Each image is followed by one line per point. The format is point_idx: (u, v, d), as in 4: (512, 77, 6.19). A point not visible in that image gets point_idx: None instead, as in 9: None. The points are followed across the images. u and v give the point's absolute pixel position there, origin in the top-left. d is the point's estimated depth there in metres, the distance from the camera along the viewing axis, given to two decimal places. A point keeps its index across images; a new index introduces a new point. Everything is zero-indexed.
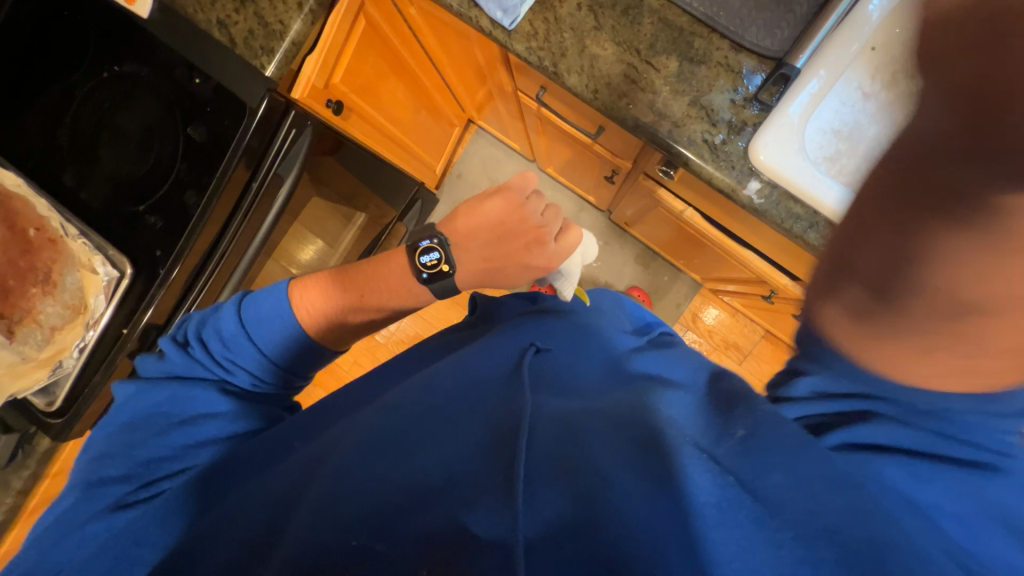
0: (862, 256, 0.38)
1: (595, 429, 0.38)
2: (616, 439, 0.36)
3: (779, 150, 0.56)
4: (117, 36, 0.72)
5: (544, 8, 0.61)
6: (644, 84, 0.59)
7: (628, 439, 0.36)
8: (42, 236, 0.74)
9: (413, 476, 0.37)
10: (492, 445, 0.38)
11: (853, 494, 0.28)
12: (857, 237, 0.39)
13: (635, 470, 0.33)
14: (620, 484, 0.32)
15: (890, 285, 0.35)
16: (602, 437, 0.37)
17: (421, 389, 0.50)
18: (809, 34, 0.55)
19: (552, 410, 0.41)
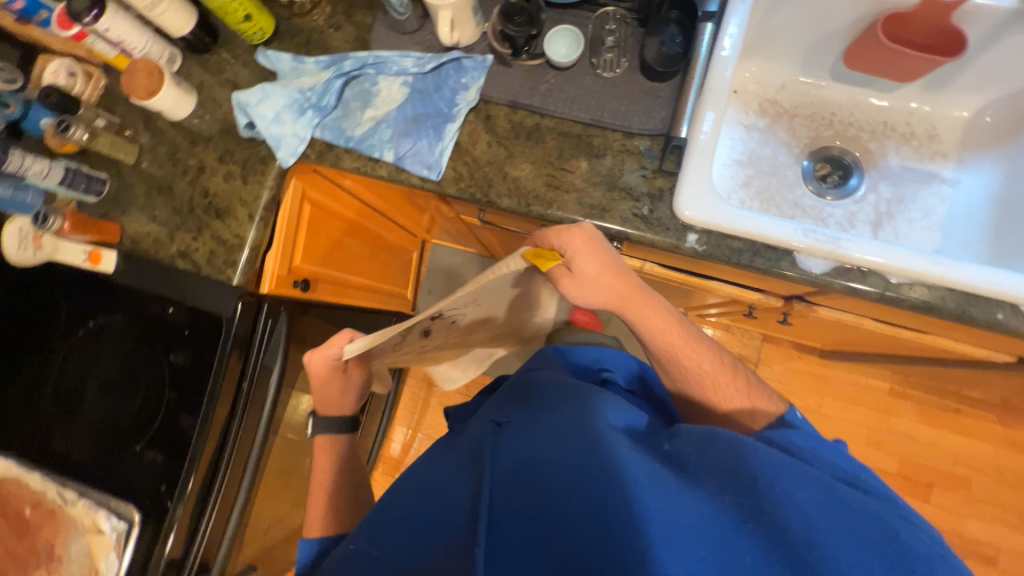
0: (660, 330, 0.63)
1: (543, 456, 0.44)
2: (561, 463, 0.43)
3: (699, 203, 0.62)
4: (87, 295, 0.76)
5: (462, 155, 0.70)
6: (566, 186, 0.67)
7: (570, 460, 0.43)
8: (38, 511, 0.71)
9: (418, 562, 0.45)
10: (464, 502, 0.45)
11: (763, 504, 0.38)
12: (660, 322, 0.63)
13: (579, 495, 0.41)
14: (567, 511, 0.41)
15: (668, 346, 0.63)
16: (546, 460, 0.44)
17: (408, 467, 0.55)
18: (680, 109, 0.64)
19: (512, 465, 0.45)
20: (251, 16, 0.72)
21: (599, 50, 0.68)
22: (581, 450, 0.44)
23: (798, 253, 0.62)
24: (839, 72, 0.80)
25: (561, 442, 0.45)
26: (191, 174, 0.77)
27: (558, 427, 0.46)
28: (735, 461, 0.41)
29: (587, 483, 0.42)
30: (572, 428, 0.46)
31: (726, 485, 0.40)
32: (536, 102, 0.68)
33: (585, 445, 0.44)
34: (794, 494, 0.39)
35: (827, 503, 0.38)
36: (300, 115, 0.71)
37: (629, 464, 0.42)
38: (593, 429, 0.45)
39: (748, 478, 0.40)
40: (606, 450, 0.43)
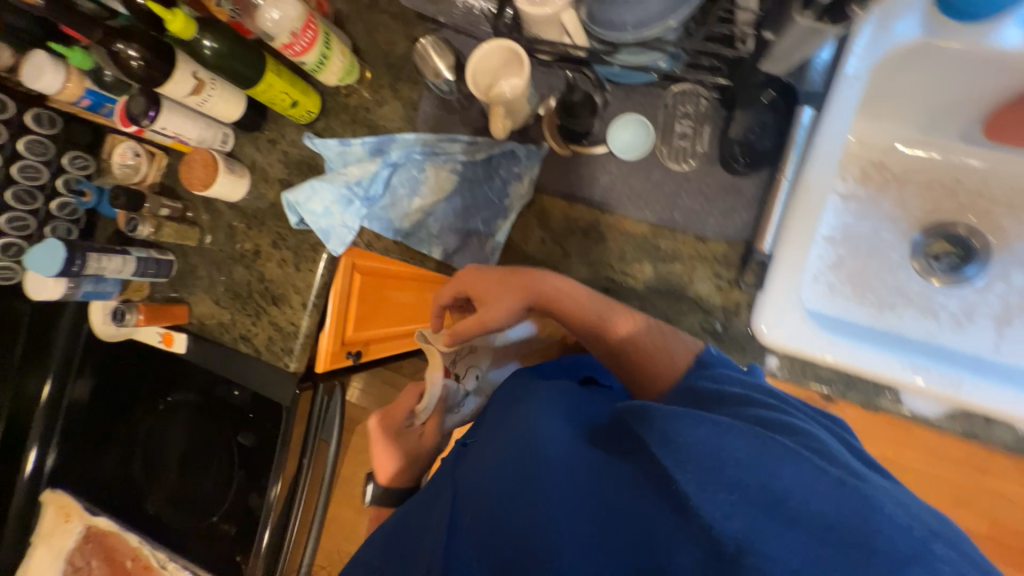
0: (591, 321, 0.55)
1: (486, 467, 0.42)
2: (506, 467, 0.40)
3: (787, 326, 0.54)
4: (164, 371, 0.82)
5: (513, 252, 0.66)
6: (628, 293, 0.61)
7: (509, 471, 0.40)
8: (139, 563, 0.81)
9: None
10: (427, 533, 0.41)
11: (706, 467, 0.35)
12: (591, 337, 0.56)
13: (519, 499, 0.38)
14: (509, 521, 0.37)
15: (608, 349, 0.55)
16: (491, 472, 0.41)
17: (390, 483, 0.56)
18: (766, 215, 0.55)
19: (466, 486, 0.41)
20: (298, 102, 0.69)
21: (670, 137, 0.59)
22: (525, 458, 0.40)
23: (903, 391, 0.54)
24: (972, 134, 0.65)
25: (506, 449, 0.42)
26: (248, 259, 0.78)
27: (500, 437, 0.45)
28: (701, 455, 0.35)
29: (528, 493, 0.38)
30: (512, 434, 0.43)
31: (680, 463, 0.35)
32: (596, 197, 0.62)
33: (527, 447, 0.41)
34: (735, 451, 0.35)
35: (778, 465, 0.34)
36: (348, 205, 0.68)
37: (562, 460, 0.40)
38: (528, 436, 0.43)
39: (708, 460, 0.35)
40: (539, 446, 0.41)
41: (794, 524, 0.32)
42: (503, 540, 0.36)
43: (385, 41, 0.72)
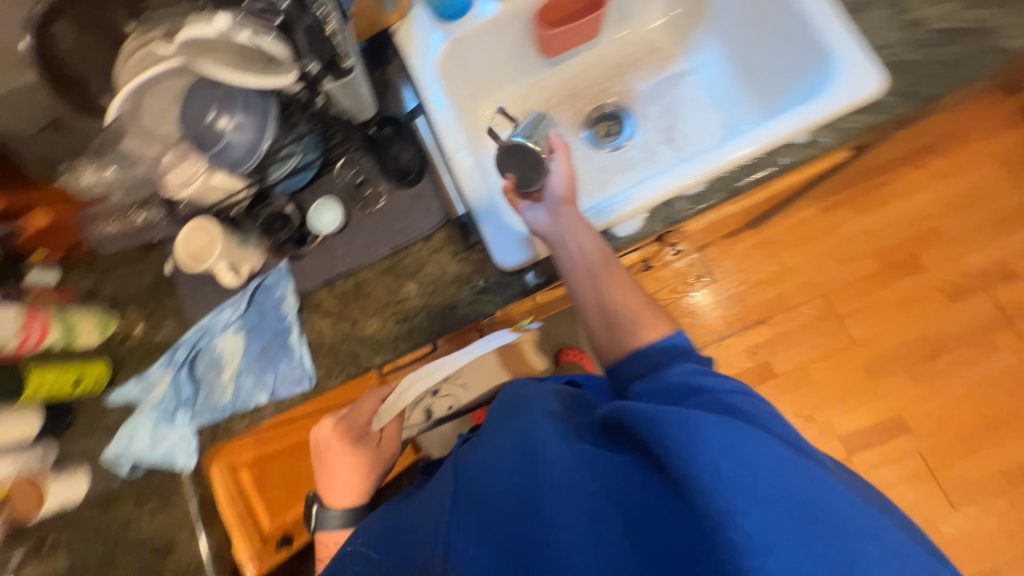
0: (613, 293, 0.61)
1: (485, 451, 0.46)
2: (501, 461, 0.44)
3: (513, 249, 0.67)
4: None
5: (318, 352, 0.73)
6: (412, 310, 0.70)
7: (507, 454, 0.44)
8: None
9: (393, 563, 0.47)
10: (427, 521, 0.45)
11: (734, 460, 0.36)
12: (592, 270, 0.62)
13: (507, 501, 0.41)
14: (502, 507, 0.41)
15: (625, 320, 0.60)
16: (487, 454, 0.45)
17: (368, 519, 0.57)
18: (448, 194, 0.70)
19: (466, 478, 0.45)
20: (81, 374, 0.75)
21: (357, 194, 0.73)
22: (522, 448, 0.44)
23: (612, 228, 0.66)
24: (550, 58, 0.87)
25: (504, 438, 0.46)
26: (123, 534, 0.76)
27: (508, 434, 0.46)
28: (731, 445, 0.36)
29: (521, 475, 0.42)
30: (515, 431, 0.46)
31: (711, 446, 0.36)
32: (342, 268, 0.73)
33: (526, 441, 0.44)
34: (769, 468, 0.35)
35: (769, 460, 0.36)
36: (176, 421, 0.74)
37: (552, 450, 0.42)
38: (527, 422, 0.46)
39: (744, 457, 0.36)
40: (541, 453, 0.43)
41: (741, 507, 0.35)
42: (481, 531, 0.41)
43: (132, 284, 0.82)
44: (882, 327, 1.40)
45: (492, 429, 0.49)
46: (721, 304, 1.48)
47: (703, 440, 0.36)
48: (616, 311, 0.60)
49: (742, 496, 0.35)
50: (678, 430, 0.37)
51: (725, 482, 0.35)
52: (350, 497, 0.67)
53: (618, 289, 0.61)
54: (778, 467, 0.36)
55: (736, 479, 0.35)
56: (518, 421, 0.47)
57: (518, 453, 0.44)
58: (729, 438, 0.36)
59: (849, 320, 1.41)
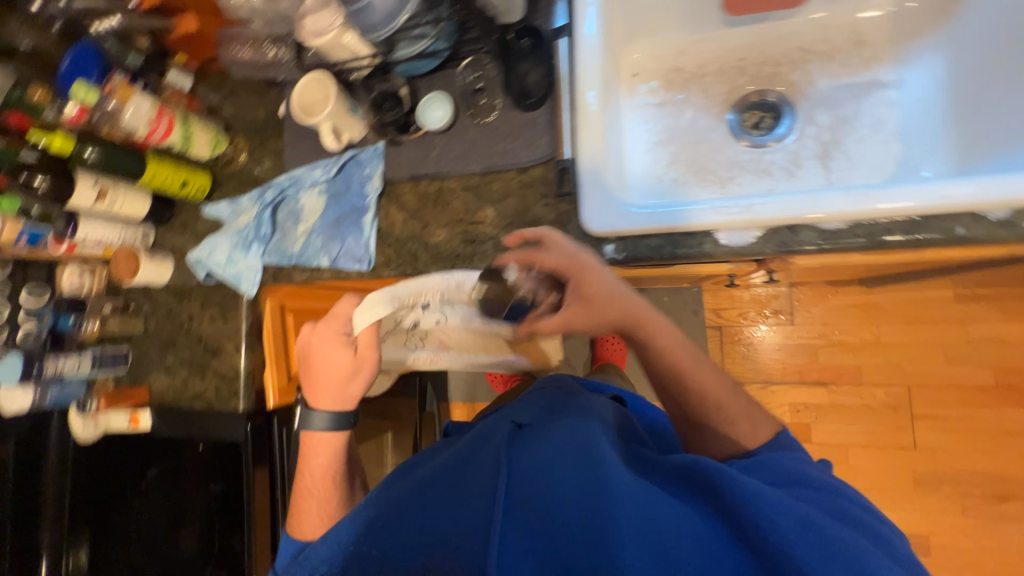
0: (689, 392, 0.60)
1: (543, 455, 0.51)
2: (564, 472, 0.48)
3: (605, 215, 0.61)
4: (139, 453, 0.89)
5: (384, 239, 0.75)
6: (482, 236, 0.69)
7: (572, 466, 0.49)
8: None
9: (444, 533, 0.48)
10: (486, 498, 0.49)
11: (802, 536, 0.42)
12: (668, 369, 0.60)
13: (585, 505, 0.46)
14: (567, 516, 0.46)
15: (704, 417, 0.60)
16: (545, 458, 0.50)
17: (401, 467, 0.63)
18: (560, 132, 0.64)
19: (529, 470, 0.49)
20: (186, 180, 0.83)
21: (472, 101, 0.70)
22: (583, 463, 0.49)
23: (718, 231, 0.59)
24: (730, 15, 0.75)
25: (563, 448, 0.51)
26: (186, 326, 0.88)
27: (566, 442, 0.52)
28: (802, 527, 0.43)
29: (586, 490, 0.47)
30: (575, 442, 0.52)
31: (791, 521, 0.43)
32: (432, 169, 0.72)
33: (592, 454, 0.50)
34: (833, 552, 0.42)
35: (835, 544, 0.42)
36: (247, 250, 0.81)
37: (616, 471, 0.48)
38: (584, 438, 0.52)
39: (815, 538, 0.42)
40: (612, 468, 0.48)
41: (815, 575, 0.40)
42: (557, 525, 0.45)
43: (249, 114, 0.87)
44: (960, 446, 1.22)
45: (552, 433, 0.54)
46: (786, 350, 1.37)
47: (779, 517, 0.43)
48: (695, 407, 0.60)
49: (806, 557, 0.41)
50: (740, 486, 0.44)
51: (786, 538, 0.42)
52: (341, 400, 0.67)
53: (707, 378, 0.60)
54: (826, 528, 0.43)
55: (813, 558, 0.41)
56: (580, 435, 0.52)
57: (590, 463, 0.49)
58: (782, 503, 0.44)
59: (924, 424, 1.25)
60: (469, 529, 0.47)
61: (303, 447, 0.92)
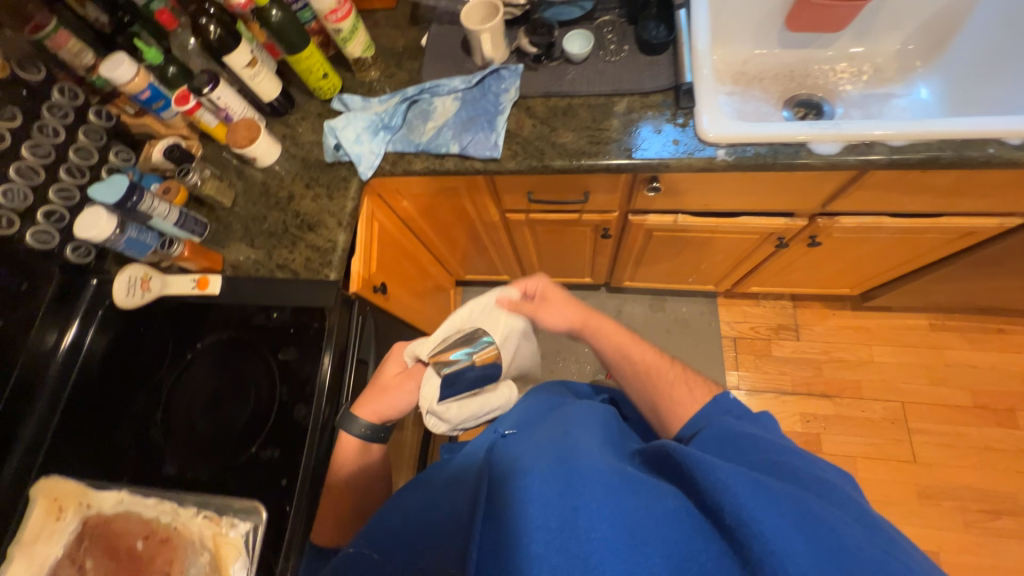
0: (647, 357, 0.74)
1: (520, 456, 0.52)
2: (541, 467, 0.48)
3: (718, 124, 0.76)
4: (194, 322, 0.82)
5: (512, 137, 0.85)
6: (605, 139, 0.81)
7: (548, 463, 0.49)
8: (153, 542, 0.68)
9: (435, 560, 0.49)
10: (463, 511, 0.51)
11: (784, 507, 0.38)
12: (623, 342, 0.77)
13: (533, 502, 0.45)
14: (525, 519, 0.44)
15: (669, 384, 0.69)
16: (519, 462, 0.51)
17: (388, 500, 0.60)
18: (681, 66, 0.81)
19: (493, 478, 0.51)
20: (328, 75, 0.91)
21: (604, 45, 0.87)
22: (560, 460, 0.49)
23: (811, 142, 0.74)
24: (786, 39, 1.00)
25: (540, 449, 0.52)
26: (282, 203, 0.88)
27: (542, 444, 0.53)
28: (779, 499, 0.39)
29: (558, 483, 0.46)
30: (554, 442, 0.52)
31: (770, 495, 0.39)
32: (566, 88, 0.85)
33: (561, 452, 0.50)
34: (809, 535, 0.36)
35: (815, 522, 0.37)
36: (375, 136, 0.87)
37: (589, 462, 0.47)
38: (560, 441, 0.52)
39: (794, 511, 0.38)
40: (577, 461, 0.48)
41: (793, 550, 0.36)
42: (510, 529, 0.44)
43: (389, 42, 1.00)
44: (955, 461, 1.32)
45: (533, 440, 0.55)
46: (794, 363, 1.48)
47: (749, 497, 0.38)
48: (650, 371, 0.71)
49: (760, 514, 0.37)
50: (701, 460, 0.42)
51: (754, 514, 0.37)
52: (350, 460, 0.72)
53: (644, 349, 0.75)
54: (819, 509, 0.38)
55: (795, 535, 0.36)
56: (557, 440, 0.53)
57: (553, 460, 0.49)
58: (751, 476, 0.40)
59: (920, 438, 1.36)
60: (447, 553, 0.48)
61: (373, 349, 0.87)
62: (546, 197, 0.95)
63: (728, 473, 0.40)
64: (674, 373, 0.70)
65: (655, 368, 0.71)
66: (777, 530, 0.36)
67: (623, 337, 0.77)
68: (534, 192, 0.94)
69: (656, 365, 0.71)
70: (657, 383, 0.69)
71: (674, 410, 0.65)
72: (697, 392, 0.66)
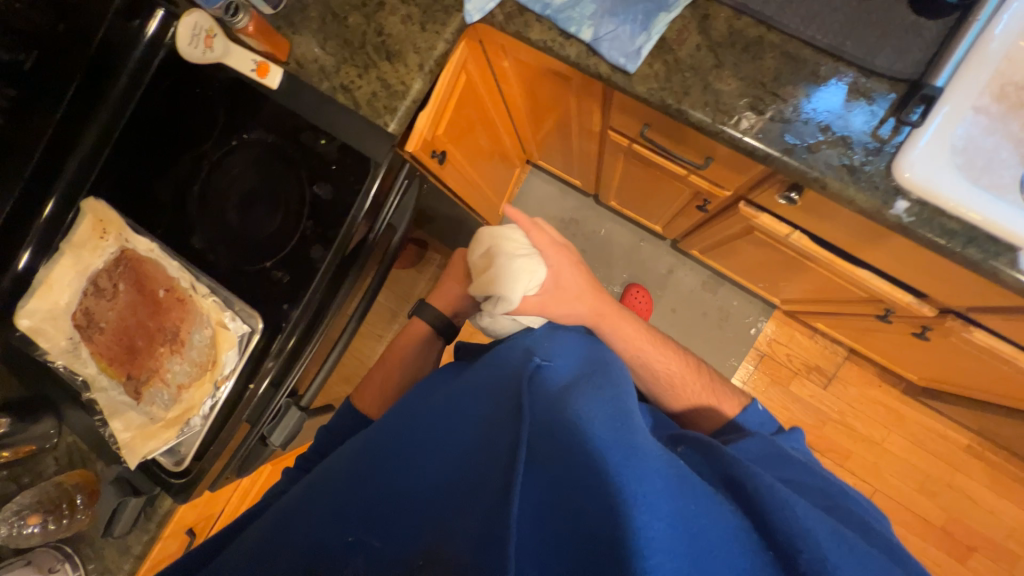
0: (671, 359, 0.80)
1: (576, 408, 0.54)
2: (598, 431, 0.51)
3: (924, 167, 0.55)
4: (246, 109, 0.77)
5: (662, 52, 0.64)
6: (772, 113, 0.60)
7: (607, 430, 0.51)
8: (172, 296, 0.76)
9: (473, 464, 0.52)
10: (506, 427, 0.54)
11: (842, 541, 0.44)
12: (650, 340, 0.82)
13: (599, 459, 0.48)
14: (587, 472, 0.48)
15: (692, 393, 0.77)
16: (577, 415, 0.53)
17: (429, 395, 0.66)
18: (946, 54, 0.55)
19: (542, 418, 0.54)
20: None
21: None
22: (617, 428, 0.52)
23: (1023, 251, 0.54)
24: None
25: (589, 409, 0.55)
26: (369, 8, 0.74)
27: (594, 402, 0.56)
28: (836, 535, 0.44)
29: (617, 454, 0.48)
30: (607, 407, 0.55)
31: (835, 534, 0.44)
32: (768, 11, 0.61)
33: (622, 421, 0.53)
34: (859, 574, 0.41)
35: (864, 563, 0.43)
36: None
37: (647, 443, 0.50)
38: (618, 406, 0.55)
39: (856, 552, 0.43)
40: (639, 437, 0.51)
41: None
42: (567, 477, 0.48)
43: None
44: None
45: (585, 393, 0.58)
46: (802, 406, 1.41)
47: (813, 530, 0.44)
48: (676, 378, 0.79)
49: (822, 541, 0.43)
50: (774, 490, 0.47)
51: (821, 545, 0.43)
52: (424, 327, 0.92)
53: (670, 358, 0.81)
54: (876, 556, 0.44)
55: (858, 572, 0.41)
56: (612, 403, 0.56)
57: (612, 425, 0.52)
58: (821, 517, 0.45)
59: None
60: (486, 459, 0.51)
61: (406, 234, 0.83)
62: (664, 139, 0.77)
63: (795, 505, 0.45)
64: (697, 382, 0.79)
65: (677, 368, 0.80)
66: (840, 559, 0.42)
67: (645, 332, 0.83)
68: (651, 127, 0.76)
69: (680, 371, 0.79)
70: (684, 386, 0.78)
71: (698, 416, 0.76)
72: (714, 403, 0.76)
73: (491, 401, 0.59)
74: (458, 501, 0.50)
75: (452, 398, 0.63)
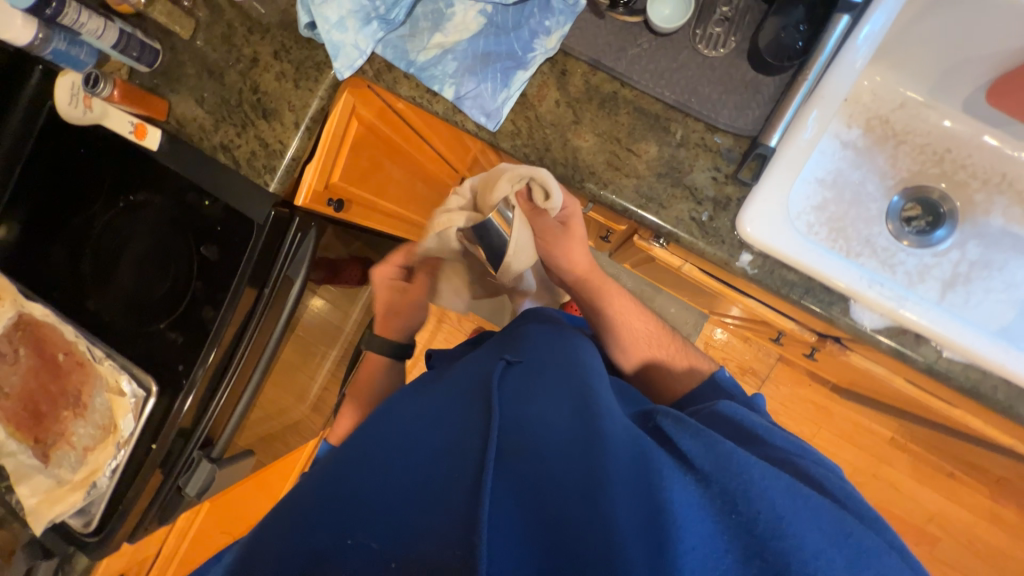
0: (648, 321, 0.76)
1: (543, 400, 0.50)
2: (563, 426, 0.46)
3: (767, 223, 0.57)
4: (130, 170, 0.77)
5: (524, 108, 0.64)
6: (627, 169, 0.62)
7: (573, 421, 0.46)
8: (71, 360, 0.77)
9: (431, 461, 0.45)
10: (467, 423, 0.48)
11: (798, 495, 0.39)
12: (631, 301, 0.77)
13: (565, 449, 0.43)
14: (557, 466, 0.42)
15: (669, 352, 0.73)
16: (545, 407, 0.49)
17: (386, 404, 0.61)
18: (778, 113, 0.57)
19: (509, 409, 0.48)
20: None
21: (705, 25, 0.61)
22: (581, 417, 0.47)
23: (854, 301, 0.57)
24: (975, 104, 0.69)
25: (555, 401, 0.50)
26: (244, 64, 0.73)
27: (560, 393, 0.51)
28: (796, 491, 0.40)
29: (582, 447, 0.43)
30: (570, 397, 0.50)
31: (791, 487, 0.40)
32: (620, 67, 0.62)
33: (588, 407, 0.48)
34: (816, 538, 0.36)
35: (820, 521, 0.38)
36: (364, 26, 0.64)
37: (616, 429, 0.45)
38: (585, 393, 0.50)
39: (814, 507, 0.39)
40: (607, 423, 0.46)
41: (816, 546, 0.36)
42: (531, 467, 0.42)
43: None
44: None
45: (547, 383, 0.53)
46: None
47: (775, 491, 0.39)
48: (654, 338, 0.74)
49: (777, 502, 0.38)
50: (732, 455, 0.43)
51: (775, 505, 0.38)
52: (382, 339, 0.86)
53: (647, 319, 0.76)
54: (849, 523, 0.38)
55: (817, 531, 0.37)
56: (575, 389, 0.52)
57: (578, 415, 0.47)
58: (781, 478, 0.40)
59: None
60: (443, 455, 0.45)
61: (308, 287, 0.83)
62: None
63: (750, 465, 0.41)
64: (672, 344, 0.74)
65: (653, 330, 0.75)
66: (794, 516, 0.37)
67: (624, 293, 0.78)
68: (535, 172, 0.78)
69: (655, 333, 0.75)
70: (660, 347, 0.73)
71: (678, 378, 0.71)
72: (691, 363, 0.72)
73: (459, 400, 0.52)
74: (410, 501, 0.42)
75: (413, 404, 0.57)
